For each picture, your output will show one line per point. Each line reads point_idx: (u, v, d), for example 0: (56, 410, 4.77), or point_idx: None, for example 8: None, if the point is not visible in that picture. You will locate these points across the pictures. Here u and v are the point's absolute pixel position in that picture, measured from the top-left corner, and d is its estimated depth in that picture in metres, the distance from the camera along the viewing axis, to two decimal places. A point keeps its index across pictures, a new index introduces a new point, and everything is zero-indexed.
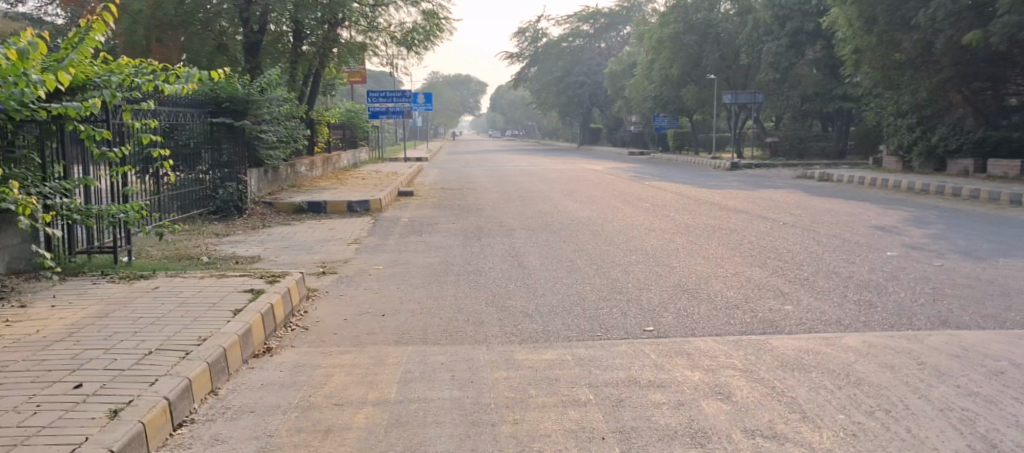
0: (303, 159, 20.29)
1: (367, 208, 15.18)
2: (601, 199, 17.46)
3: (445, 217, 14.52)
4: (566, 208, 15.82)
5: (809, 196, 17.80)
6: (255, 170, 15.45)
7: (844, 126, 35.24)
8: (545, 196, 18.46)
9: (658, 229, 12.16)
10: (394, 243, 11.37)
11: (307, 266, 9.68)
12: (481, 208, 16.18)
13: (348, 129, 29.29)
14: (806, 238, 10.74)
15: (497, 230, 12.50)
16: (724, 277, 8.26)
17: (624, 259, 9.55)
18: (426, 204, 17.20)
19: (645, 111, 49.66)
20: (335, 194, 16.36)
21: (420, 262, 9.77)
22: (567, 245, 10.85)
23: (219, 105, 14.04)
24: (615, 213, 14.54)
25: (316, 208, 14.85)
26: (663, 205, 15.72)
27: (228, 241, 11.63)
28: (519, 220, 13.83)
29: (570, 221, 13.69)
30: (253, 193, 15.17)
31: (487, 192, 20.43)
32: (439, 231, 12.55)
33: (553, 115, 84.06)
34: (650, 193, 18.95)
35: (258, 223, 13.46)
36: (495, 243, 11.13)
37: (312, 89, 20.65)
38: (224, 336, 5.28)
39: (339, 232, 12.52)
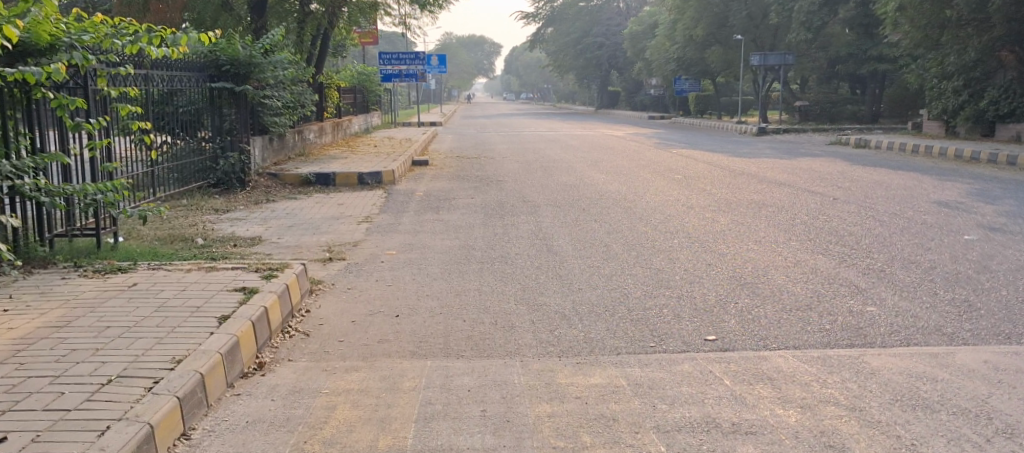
0: (311, 124, 19.30)
1: (379, 180, 14.21)
2: (629, 169, 16.48)
3: (464, 191, 13.58)
4: (593, 180, 14.85)
5: (851, 167, 16.79)
6: (259, 138, 14.48)
7: (874, 90, 34.04)
8: (570, 166, 17.49)
9: (697, 206, 11.19)
10: (409, 222, 10.42)
11: (312, 250, 8.74)
12: (503, 179, 15.25)
13: (360, 93, 28.24)
14: (866, 218, 9.78)
15: (520, 207, 11.55)
16: (785, 267, 7.27)
17: (666, 244, 8.58)
18: (444, 175, 16.23)
19: (666, 73, 48.43)
20: (345, 164, 15.38)
21: (439, 246, 8.81)
22: (600, 226, 9.90)
23: (220, 69, 13.03)
24: (647, 187, 13.57)
25: (324, 180, 13.90)
26: (698, 178, 14.74)
27: (227, 219, 10.69)
28: (545, 194, 12.91)
29: (599, 195, 12.72)
30: (257, 163, 14.22)
31: (507, 160, 19.45)
32: (458, 207, 11.62)
33: (570, 77, 82.76)
34: (680, 162, 17.96)
35: (262, 197, 12.54)
36: (522, 223, 10.19)
37: (320, 51, 19.55)
38: (202, 356, 4.32)
39: (350, 209, 11.57)
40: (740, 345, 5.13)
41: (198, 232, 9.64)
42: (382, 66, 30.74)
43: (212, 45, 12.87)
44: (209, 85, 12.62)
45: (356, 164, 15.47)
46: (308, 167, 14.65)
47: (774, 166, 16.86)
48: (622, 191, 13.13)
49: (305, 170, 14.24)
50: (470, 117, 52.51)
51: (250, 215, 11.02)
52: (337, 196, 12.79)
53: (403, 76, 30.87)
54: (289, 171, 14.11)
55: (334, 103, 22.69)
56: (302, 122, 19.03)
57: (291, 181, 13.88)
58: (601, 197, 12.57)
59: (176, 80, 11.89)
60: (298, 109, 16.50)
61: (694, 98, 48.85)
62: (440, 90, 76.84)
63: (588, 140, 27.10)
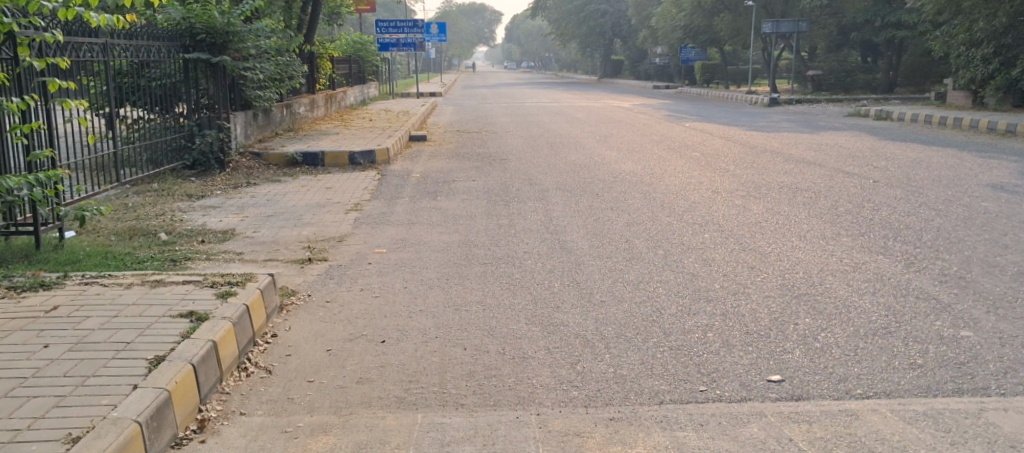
0: (301, 97, 18.11)
1: (372, 160, 13.07)
2: (641, 147, 15.39)
3: (465, 171, 12.55)
4: (603, 159, 13.76)
5: (879, 143, 15.69)
6: (241, 114, 13.31)
7: (890, 59, 32.81)
8: (578, 143, 16.40)
9: (722, 191, 10.12)
10: (403, 210, 9.34)
11: (290, 246, 7.66)
12: (507, 157, 14.17)
13: (356, 63, 27.05)
14: (917, 205, 8.71)
15: (526, 192, 10.46)
16: (841, 271, 6.21)
17: (694, 239, 7.51)
18: (443, 153, 15.11)
19: (673, 41, 47.12)
20: (334, 141, 14.25)
21: (436, 243, 7.74)
22: (616, 216, 8.83)
23: (195, 38, 11.82)
24: (663, 168, 12.49)
25: (312, 161, 12.77)
26: (718, 157, 13.64)
27: (199, 207, 9.53)
28: (554, 176, 11.89)
29: (611, 178, 11.63)
30: (239, 142, 13.07)
31: (509, 136, 18.33)
32: (457, 193, 10.55)
33: (572, 46, 81.55)
34: (695, 136, 16.95)
35: (243, 180, 11.35)
36: (529, 212, 9.12)
37: (311, 19, 18.38)
38: (111, 431, 3.43)
39: (339, 195, 10.49)
40: (812, 389, 4.10)
41: (162, 223, 8.48)
42: (379, 34, 29.62)
43: (186, 11, 11.69)
44: (181, 55, 11.47)
45: (347, 142, 14.33)
46: (295, 146, 13.50)
47: (797, 142, 15.75)
48: (637, 173, 12.03)
49: (291, 149, 13.10)
50: (471, 87, 51.34)
51: (227, 201, 9.90)
52: (327, 179, 11.70)
53: (401, 45, 29.68)
54: (274, 150, 12.96)
55: (327, 74, 21.51)
56: (291, 95, 17.86)
57: (276, 161, 12.73)
58: (614, 179, 11.48)
59: (143, 50, 10.77)
60: (285, 82, 15.32)
61: (701, 66, 47.56)
62: (440, 58, 75.55)
63: (593, 112, 25.93)
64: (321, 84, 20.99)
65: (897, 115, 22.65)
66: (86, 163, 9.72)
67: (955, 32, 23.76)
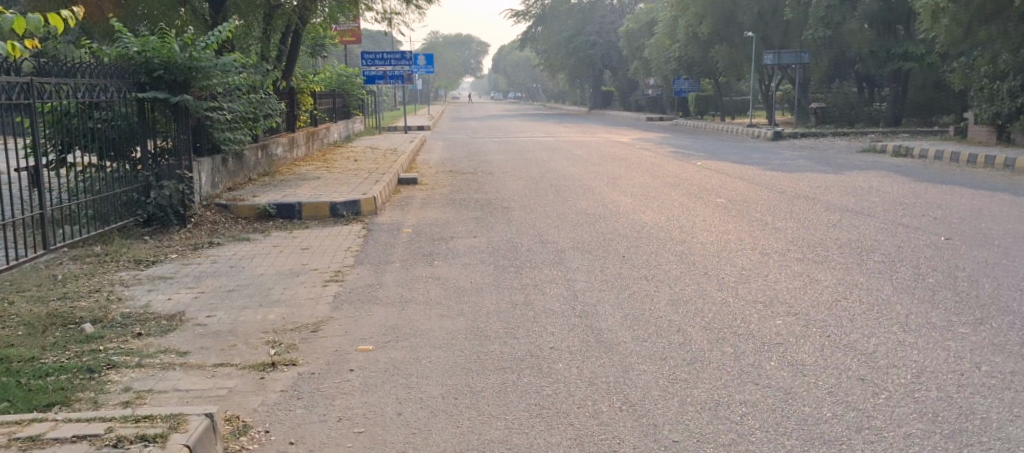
0: (280, 136, 16.47)
1: (357, 211, 11.46)
2: (655, 192, 13.87)
3: (463, 223, 11.00)
4: (616, 208, 12.19)
5: (916, 186, 14.23)
6: (206, 160, 11.64)
7: (897, 92, 31.52)
8: (584, 186, 14.87)
9: (769, 252, 8.57)
10: (394, 282, 7.75)
11: (251, 341, 6.04)
12: (507, 206, 12.59)
13: (340, 97, 25.51)
14: (1019, 274, 7.20)
15: (539, 254, 8.88)
16: (984, 385, 4.68)
17: (765, 329, 5.92)
18: (436, 200, 13.54)
19: (666, 72, 45.87)
20: (313, 188, 12.63)
21: (436, 334, 6.14)
22: (653, 289, 7.24)
23: (151, 75, 10.04)
24: (689, 220, 10.93)
25: (288, 213, 11.14)
26: (746, 205, 12.09)
27: (146, 277, 7.89)
28: (567, 230, 10.35)
29: (632, 233, 10.08)
30: (204, 191, 11.41)
31: (506, 177, 16.80)
32: (457, 254, 8.96)
33: (561, 77, 80.30)
34: (713, 178, 15.46)
35: (204, 240, 9.71)
36: (547, 285, 7.53)
37: (291, 51, 16.80)
38: None
39: (316, 259, 8.90)
40: None
41: (94, 304, 6.80)
42: (364, 66, 28.13)
43: (142, 43, 9.93)
44: (133, 94, 9.73)
45: (328, 188, 12.71)
46: (269, 195, 11.86)
47: (826, 185, 14.28)
48: (660, 227, 10.46)
49: (264, 199, 11.47)
50: (459, 119, 49.96)
51: (181, 269, 8.28)
52: (305, 238, 10.08)
53: (388, 78, 28.27)
54: (245, 201, 11.32)
55: (309, 109, 19.91)
56: (268, 134, 16.20)
57: (245, 214, 11.08)
58: (636, 235, 9.92)
59: (90, 89, 9.14)
60: (258, 121, 13.67)
61: (694, 98, 46.24)
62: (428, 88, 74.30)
63: (593, 148, 24.42)
64: (303, 120, 19.38)
65: (916, 151, 21.23)
66: (8, 224, 8.07)
67: (975, 65, 22.40)
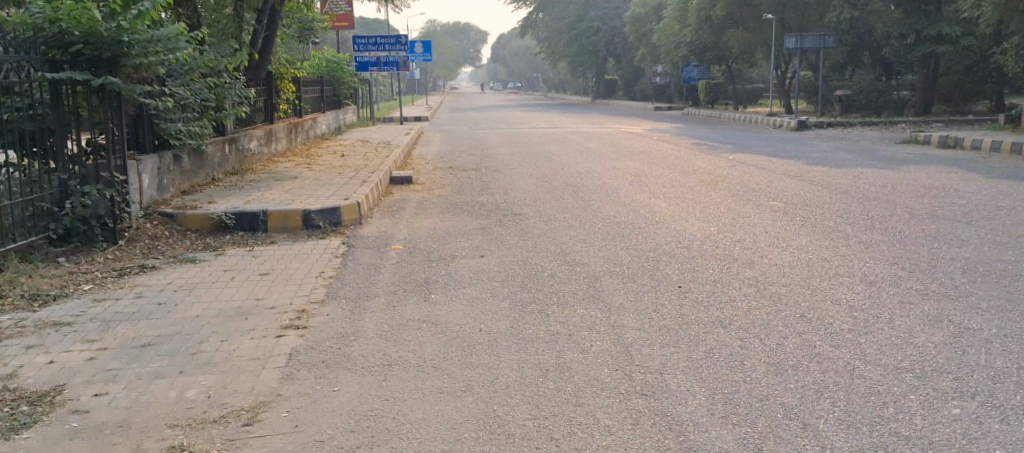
0: (255, 128, 14.34)
1: (336, 221, 9.36)
2: (692, 193, 11.80)
3: (466, 238, 8.91)
4: (650, 216, 10.12)
5: (995, 183, 12.13)
6: (150, 159, 9.51)
7: (927, 78, 29.40)
8: (606, 187, 12.76)
9: (872, 278, 6.50)
10: (375, 330, 5.67)
11: (145, 447, 4.07)
12: (518, 213, 10.53)
13: (329, 85, 23.34)
14: None
15: (566, 285, 6.81)
16: None
17: (938, 427, 3.85)
18: (435, 205, 11.46)
19: (676, 58, 43.73)
20: (285, 191, 10.53)
21: (430, 436, 4.06)
22: (736, 341, 5.18)
23: (68, 51, 7.90)
24: (745, 231, 8.86)
25: (250, 224, 9.06)
26: (807, 211, 10.02)
27: (35, 324, 5.82)
28: (596, 247, 8.27)
29: (681, 250, 8.00)
30: (147, 198, 9.31)
31: (514, 174, 14.73)
32: (460, 284, 6.89)
33: (563, 66, 78.04)
34: (752, 176, 13.36)
35: (134, 265, 7.66)
36: (584, 336, 5.45)
37: (267, 32, 14.69)
38: None
39: (276, 291, 6.80)
40: None
41: None
42: (357, 52, 25.92)
43: (53, 10, 7.69)
44: (44, 74, 7.54)
45: (304, 192, 10.62)
46: (229, 201, 9.78)
47: (891, 183, 12.18)
48: (712, 241, 8.38)
49: (222, 207, 9.37)
50: (459, 110, 47.91)
51: (90, 310, 6.20)
52: (265, 260, 8.00)
53: (382, 65, 26.07)
54: (195, 210, 9.21)
55: (292, 98, 17.78)
56: (240, 126, 14.08)
57: (195, 225, 8.98)
58: (685, 253, 7.83)
59: None
60: (222, 112, 11.56)
61: (704, 86, 44.11)
62: (427, 79, 72.20)
63: (606, 140, 22.35)
64: (286, 109, 17.25)
65: (966, 141, 19.14)
66: None
67: None
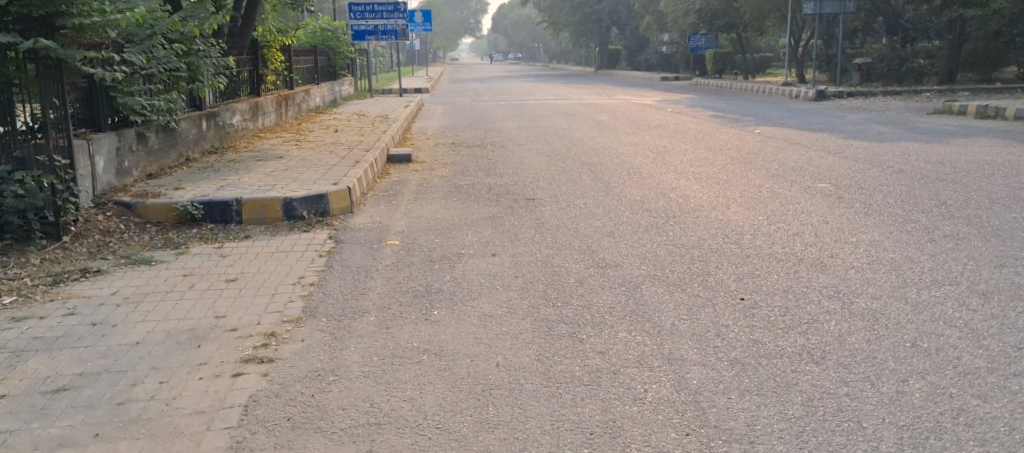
0: (240, 101, 12.95)
1: (324, 210, 8.04)
2: (726, 174, 10.53)
3: (474, 231, 7.65)
4: (684, 202, 8.83)
5: None
6: (105, 138, 8.16)
7: (953, 44, 27.99)
8: (627, 167, 11.47)
9: (982, 289, 5.25)
10: (360, 367, 4.40)
11: None
12: (532, 200, 9.24)
13: (324, 55, 21.89)
14: None
15: (600, 298, 5.53)
16: None
17: None
18: (437, 188, 10.17)
19: (684, 27, 42.25)
20: (268, 174, 9.19)
21: None
22: (840, 386, 3.91)
23: None
24: (801, 222, 7.57)
25: (222, 216, 7.72)
26: (863, 195, 8.74)
27: None
28: (629, 244, 7.00)
29: (731, 247, 6.71)
30: (101, 183, 7.97)
31: (523, 152, 13.43)
32: (468, 297, 5.62)
33: (565, 36, 76.29)
34: (789, 154, 12.07)
35: (75, 268, 6.34)
36: (635, 376, 4.20)
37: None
38: None
39: (243, 307, 5.52)
40: None
41: None
42: (353, 20, 24.41)
43: None
44: None
45: (288, 174, 9.29)
46: (200, 186, 8.43)
47: (949, 160, 10.89)
48: (764, 235, 7.10)
49: (189, 193, 8.03)
50: (459, 81, 46.34)
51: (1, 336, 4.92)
52: (236, 262, 6.71)
53: (379, 34, 24.59)
54: (158, 197, 7.88)
55: (283, 69, 16.39)
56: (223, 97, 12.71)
57: (156, 217, 7.63)
58: (738, 252, 6.54)
59: None
60: (196, 83, 10.19)
61: (712, 56, 42.64)
62: (426, 50, 70.63)
63: (618, 113, 21.02)
64: (276, 81, 15.86)
65: (1007, 110, 17.83)
66: None
67: None
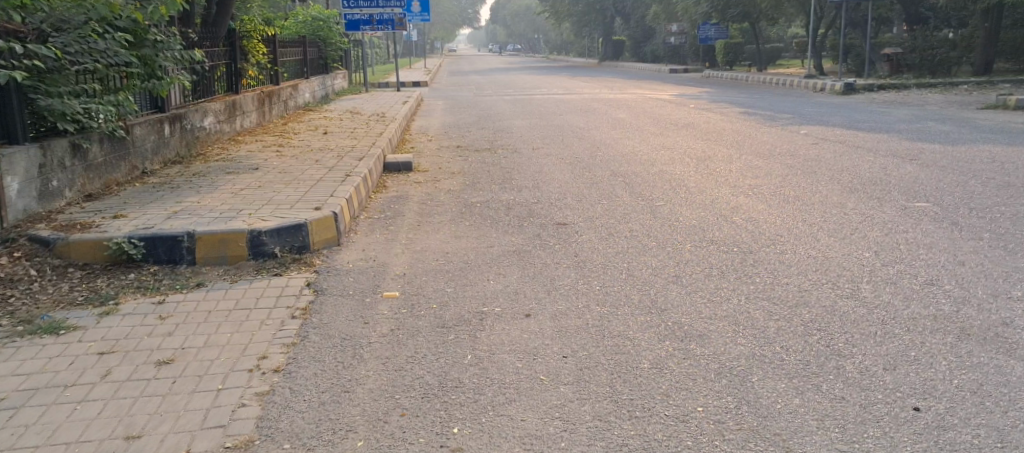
0: (215, 98, 11.02)
1: (304, 244, 6.18)
2: (789, 194, 8.85)
3: (499, 275, 5.91)
4: (755, 234, 7.08)
5: None
6: (20, 151, 6.35)
7: (989, 34, 26.32)
8: (669, 180, 9.79)
9: None
10: None
11: None
12: (564, 225, 7.49)
13: (315, 46, 20.08)
14: None
15: (698, 405, 3.76)
16: None
17: None
18: (446, 206, 8.42)
19: (695, 16, 40.46)
20: (238, 192, 7.32)
21: None
22: None
23: None
24: (922, 266, 5.84)
25: (169, 255, 5.84)
26: (979, 223, 7.04)
27: None
28: (705, 299, 5.30)
29: (851, 311, 4.93)
30: (13, 212, 6.13)
31: (542, 158, 11.68)
32: (504, 400, 3.87)
33: (565, 28, 74.49)
34: (854, 167, 10.44)
35: None
36: None
37: None
38: None
39: (167, 422, 3.75)
40: None
41: None
42: (346, 9, 22.52)
43: None
44: None
45: (264, 192, 7.42)
46: (148, 211, 6.56)
47: None
48: (888, 289, 5.34)
49: (129, 223, 6.15)
50: (459, 73, 44.39)
51: None
52: (179, 327, 4.84)
53: (376, 23, 22.73)
54: (88, 230, 5.99)
55: (268, 62, 14.52)
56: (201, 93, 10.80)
57: (83, 258, 5.77)
58: (864, 319, 4.77)
59: None
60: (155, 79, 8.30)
61: (723, 46, 40.83)
62: (423, 41, 68.75)
63: (637, 109, 19.29)
64: (261, 75, 13.98)
65: None
66: None
67: None
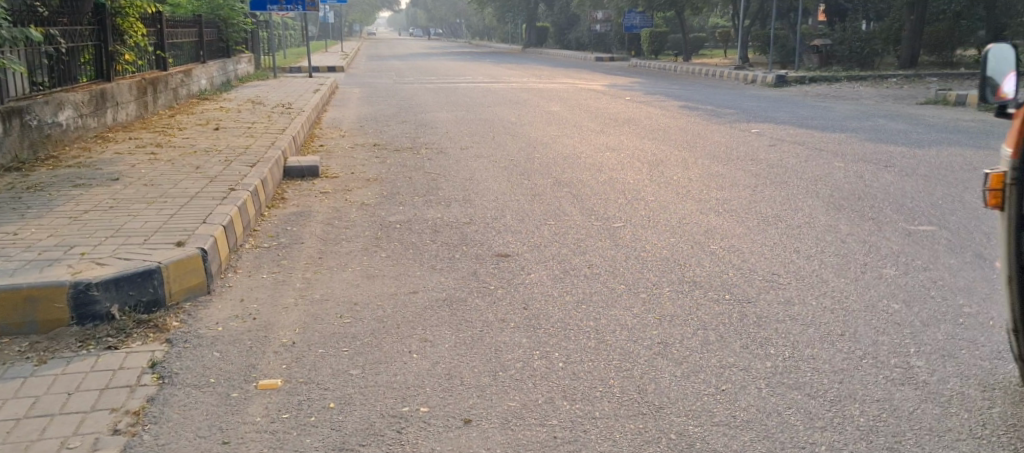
0: (77, 87, 9.16)
1: (155, 297, 4.49)
2: (763, 212, 7.48)
3: (426, 341, 4.37)
4: (745, 275, 5.67)
5: None
6: None
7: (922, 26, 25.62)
8: (618, 191, 8.33)
9: None
10: None
11: None
12: (505, 257, 5.96)
13: (215, 27, 18.09)
14: None
15: None
16: None
17: None
18: (358, 227, 6.82)
19: (620, 3, 39.23)
20: (76, 215, 5.58)
21: None
22: None
23: None
24: (979, 342, 4.50)
25: None
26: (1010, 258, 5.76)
27: None
28: (713, 388, 3.86)
29: (925, 424, 3.54)
30: None
31: (471, 160, 10.12)
32: None
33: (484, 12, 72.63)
34: (823, 176, 9.14)
35: None
36: None
37: None
38: None
39: None
40: None
41: None
42: None
43: None
44: None
45: (114, 213, 5.69)
46: None
47: None
48: (955, 377, 3.97)
49: None
50: (376, 58, 42.31)
51: None
52: None
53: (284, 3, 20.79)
54: None
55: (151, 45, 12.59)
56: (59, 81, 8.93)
57: None
58: (949, 445, 3.41)
59: None
60: None
61: (650, 34, 39.71)
62: (336, 24, 66.14)
63: (569, 101, 17.86)
64: (142, 59, 12.08)
65: None
66: None
67: None
